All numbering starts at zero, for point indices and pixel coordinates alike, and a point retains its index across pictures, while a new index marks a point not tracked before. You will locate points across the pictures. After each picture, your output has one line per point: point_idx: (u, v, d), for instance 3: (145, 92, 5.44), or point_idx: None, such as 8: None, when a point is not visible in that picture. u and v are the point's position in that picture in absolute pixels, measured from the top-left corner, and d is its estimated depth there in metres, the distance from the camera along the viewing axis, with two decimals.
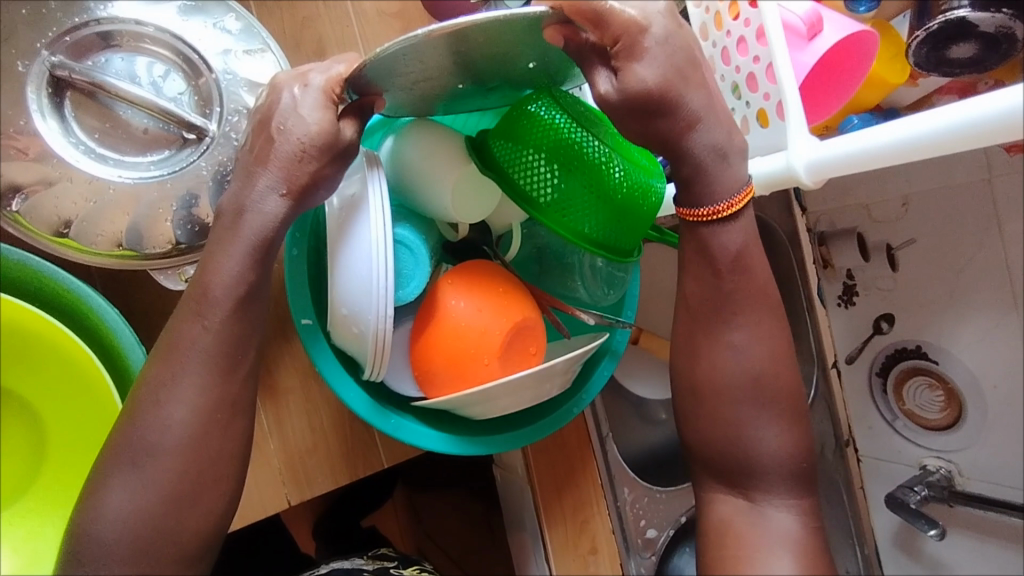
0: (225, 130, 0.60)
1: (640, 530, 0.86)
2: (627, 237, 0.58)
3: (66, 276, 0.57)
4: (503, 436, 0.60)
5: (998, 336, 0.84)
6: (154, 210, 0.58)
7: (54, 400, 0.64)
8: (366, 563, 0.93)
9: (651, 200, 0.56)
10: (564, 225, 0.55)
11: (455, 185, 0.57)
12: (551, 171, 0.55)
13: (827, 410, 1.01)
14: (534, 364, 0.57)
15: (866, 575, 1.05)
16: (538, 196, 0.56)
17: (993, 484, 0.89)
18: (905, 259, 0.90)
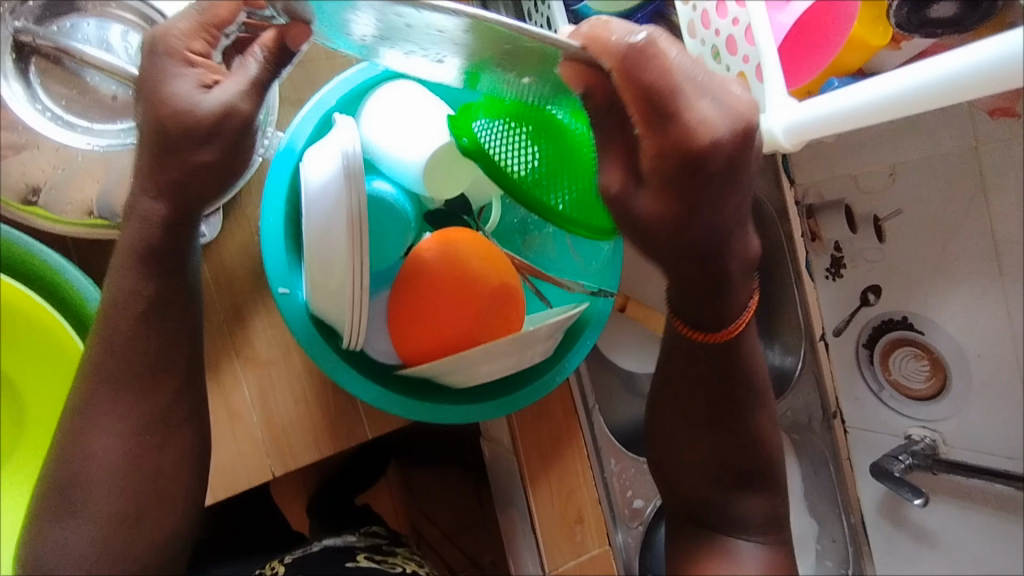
0: None
1: (627, 501, 0.87)
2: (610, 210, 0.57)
3: (37, 246, 0.58)
4: (487, 404, 0.60)
5: (982, 307, 0.84)
6: (124, 178, 0.58)
7: (26, 371, 0.65)
8: (358, 539, 0.95)
9: None
10: (541, 202, 0.54)
11: (430, 155, 0.55)
12: (530, 143, 0.53)
13: (815, 382, 1.03)
14: (516, 328, 0.58)
15: (851, 543, 1.08)
16: (515, 170, 0.54)
17: (975, 451, 0.89)
18: (892, 230, 0.90)
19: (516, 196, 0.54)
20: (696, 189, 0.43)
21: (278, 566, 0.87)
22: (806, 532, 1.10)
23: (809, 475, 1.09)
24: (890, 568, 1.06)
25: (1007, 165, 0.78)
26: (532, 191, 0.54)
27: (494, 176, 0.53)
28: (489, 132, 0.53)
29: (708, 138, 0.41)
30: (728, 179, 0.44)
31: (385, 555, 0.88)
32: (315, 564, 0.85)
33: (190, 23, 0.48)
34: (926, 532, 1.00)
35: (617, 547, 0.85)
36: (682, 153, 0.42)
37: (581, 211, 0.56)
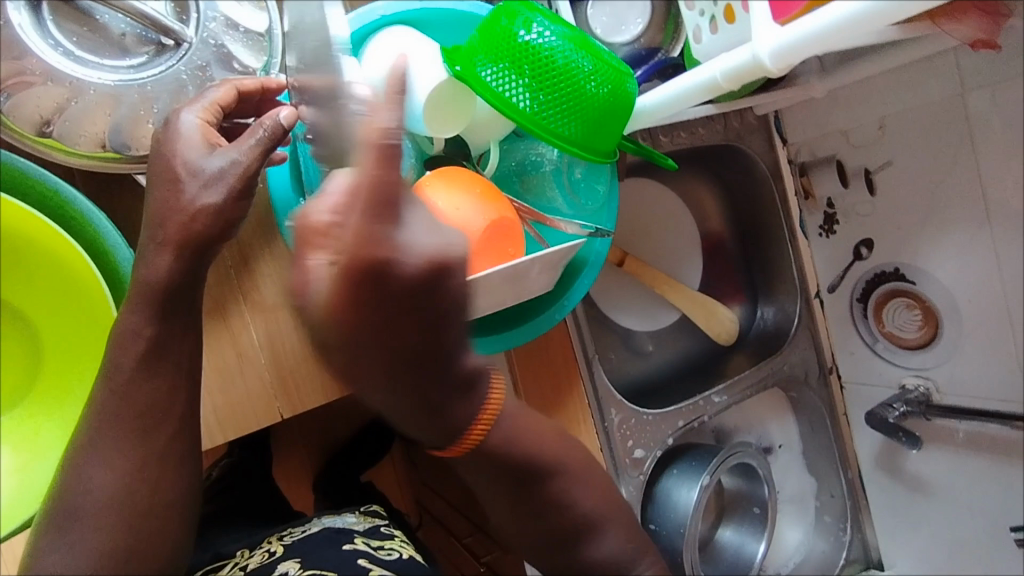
0: (202, 36, 0.61)
1: (628, 450, 0.86)
2: (604, 139, 0.61)
3: (43, 174, 0.60)
4: (489, 337, 0.65)
5: (973, 253, 0.85)
6: (135, 112, 0.60)
7: (52, 312, 0.68)
8: (356, 521, 0.92)
9: (622, 99, 0.59)
10: (541, 126, 0.57)
11: (431, 88, 0.56)
12: (519, 80, 0.56)
13: (810, 336, 1.06)
14: (518, 252, 0.61)
15: (850, 499, 1.10)
16: (519, 100, 0.56)
17: (968, 397, 0.90)
18: (882, 183, 0.93)
19: (524, 127, 0.57)
20: (408, 342, 0.26)
21: (277, 546, 0.85)
22: (806, 489, 1.12)
23: (808, 433, 1.11)
24: (889, 522, 1.08)
25: (992, 109, 0.78)
26: (539, 122, 0.57)
27: (502, 108, 0.56)
28: (482, 72, 0.56)
29: (426, 267, 0.25)
30: (442, 328, 0.27)
31: (383, 538, 0.86)
32: (309, 545, 0.83)
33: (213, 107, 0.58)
34: (922, 483, 1.01)
35: None
36: (389, 287, 0.25)
37: (578, 141, 0.59)
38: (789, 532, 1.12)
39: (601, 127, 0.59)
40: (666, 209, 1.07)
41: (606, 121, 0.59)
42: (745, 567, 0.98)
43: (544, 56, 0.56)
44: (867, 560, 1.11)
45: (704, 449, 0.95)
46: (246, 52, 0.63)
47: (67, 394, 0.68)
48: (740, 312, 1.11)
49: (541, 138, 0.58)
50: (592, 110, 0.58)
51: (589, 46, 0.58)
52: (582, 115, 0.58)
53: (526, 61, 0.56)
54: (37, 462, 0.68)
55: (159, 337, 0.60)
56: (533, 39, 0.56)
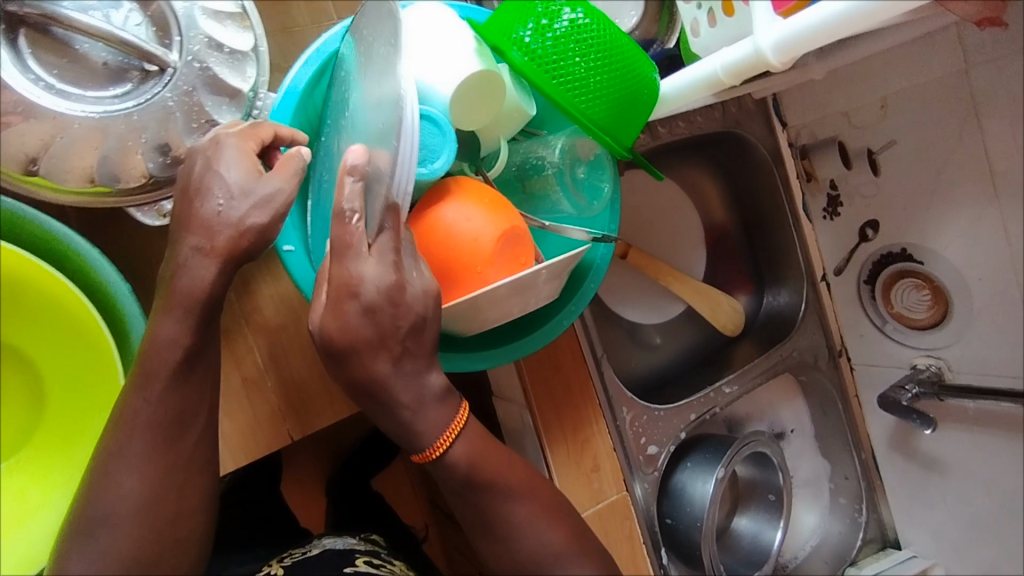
0: (188, 60, 0.59)
1: (641, 447, 0.84)
2: (629, 127, 0.59)
3: (35, 214, 0.59)
4: (501, 349, 0.65)
5: (982, 230, 0.84)
6: (124, 143, 0.59)
7: (50, 349, 0.67)
8: (358, 542, 0.94)
9: (645, 87, 0.58)
10: (572, 105, 0.55)
11: (458, 84, 0.55)
12: (550, 50, 0.55)
13: (818, 320, 1.06)
14: (531, 262, 0.60)
15: (865, 482, 1.10)
16: (554, 78, 0.54)
17: (981, 375, 0.89)
18: (886, 162, 0.92)
19: (551, 101, 0.54)
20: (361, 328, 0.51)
21: (278, 568, 0.86)
22: (819, 472, 1.12)
23: (819, 416, 1.11)
24: (904, 502, 1.08)
25: (998, 86, 0.77)
26: (569, 96, 0.55)
27: (539, 85, 0.54)
28: (512, 43, 0.54)
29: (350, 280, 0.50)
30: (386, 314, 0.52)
31: (383, 562, 0.88)
32: (314, 567, 0.84)
33: (263, 134, 0.56)
34: (936, 462, 1.00)
35: (636, 497, 0.83)
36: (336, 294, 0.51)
37: (607, 130, 0.57)
38: (805, 516, 1.12)
39: (628, 111, 0.57)
40: (669, 200, 1.06)
41: (630, 107, 0.57)
42: (764, 554, 0.98)
43: (577, 36, 0.55)
44: (884, 539, 1.10)
45: (717, 440, 0.94)
46: (233, 74, 0.62)
47: (76, 430, 0.67)
48: (746, 300, 1.11)
49: (572, 118, 0.55)
50: (625, 99, 0.57)
51: (613, 30, 0.57)
52: (612, 100, 0.56)
53: (557, 35, 0.55)
54: (41, 501, 0.67)
55: (186, 363, 0.56)
56: (566, 27, 0.55)
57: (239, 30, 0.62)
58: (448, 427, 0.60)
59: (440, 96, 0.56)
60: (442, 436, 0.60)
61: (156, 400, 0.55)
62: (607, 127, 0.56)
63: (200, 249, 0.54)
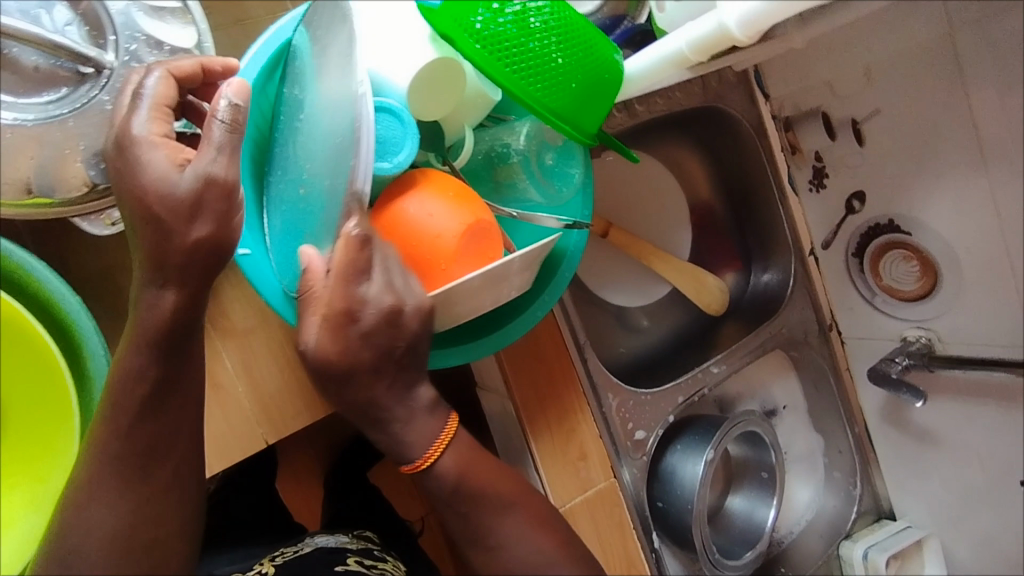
0: (125, 60, 0.58)
1: (629, 433, 0.84)
2: (590, 115, 0.57)
3: None
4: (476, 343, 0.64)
5: (968, 197, 0.82)
6: (62, 152, 0.57)
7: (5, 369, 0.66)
8: (350, 540, 0.94)
9: (607, 72, 0.56)
10: (527, 94, 0.53)
11: (414, 74, 0.53)
12: (504, 35, 0.52)
13: (807, 295, 1.04)
14: (500, 254, 0.58)
15: (859, 454, 1.10)
16: (507, 65, 0.52)
17: (971, 345, 0.88)
18: (870, 132, 0.89)
19: (506, 90, 0.52)
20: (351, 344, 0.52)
21: (268, 566, 0.85)
22: (813, 447, 1.11)
23: (812, 391, 1.10)
24: (899, 473, 1.07)
25: (982, 48, 0.74)
26: (524, 85, 0.53)
27: (493, 75, 0.52)
28: (464, 27, 0.51)
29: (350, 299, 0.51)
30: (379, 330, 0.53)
31: (375, 560, 0.89)
32: (306, 564, 0.84)
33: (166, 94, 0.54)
34: (928, 432, 0.99)
35: (625, 482, 0.83)
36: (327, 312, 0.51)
37: (566, 117, 0.55)
38: (799, 490, 1.11)
39: (589, 99, 0.56)
40: (653, 179, 1.03)
41: (590, 95, 0.55)
42: (757, 533, 0.97)
43: (530, 22, 0.53)
44: (879, 511, 1.10)
45: (707, 421, 0.93)
46: None
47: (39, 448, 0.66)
48: (734, 279, 1.09)
49: (530, 109, 0.54)
50: (586, 85, 0.55)
51: (570, 12, 0.55)
52: (573, 87, 0.54)
53: (509, 21, 0.53)
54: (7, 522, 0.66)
55: (147, 375, 0.55)
56: (520, 11, 0.53)
57: (181, 24, 0.61)
58: (438, 436, 0.62)
59: (396, 87, 0.54)
60: (431, 447, 0.61)
61: (122, 408, 0.55)
62: (567, 116, 0.55)
63: (151, 254, 0.52)
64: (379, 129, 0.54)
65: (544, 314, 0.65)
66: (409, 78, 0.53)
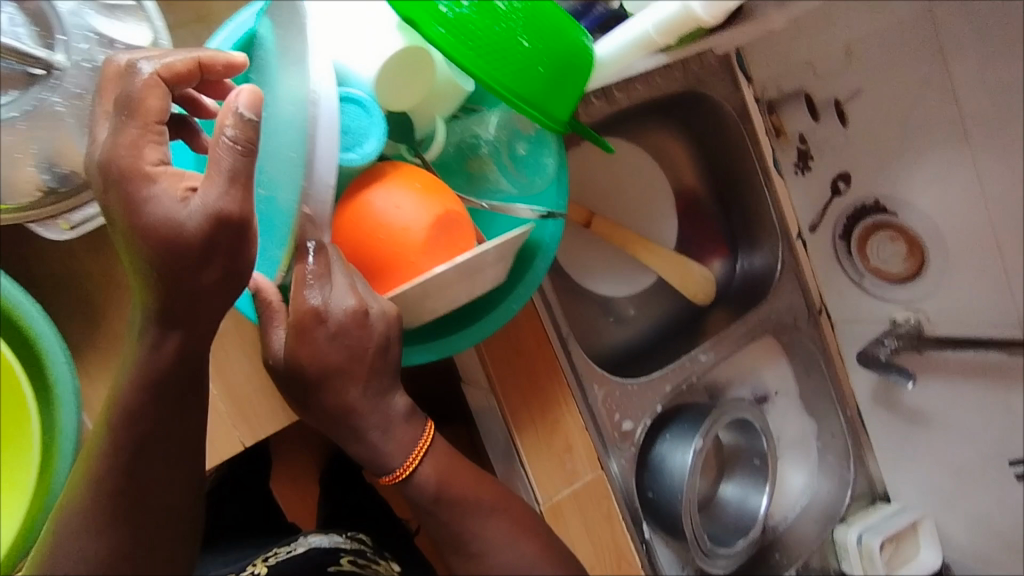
0: (75, 59, 0.57)
1: (615, 424, 0.83)
2: (560, 101, 0.56)
3: None
4: (450, 338, 0.63)
5: (953, 176, 0.82)
6: (13, 156, 0.56)
7: None
8: (345, 539, 0.92)
9: (575, 58, 0.55)
10: (495, 80, 0.51)
11: (379, 64, 0.52)
12: (471, 17, 0.50)
13: (795, 279, 1.03)
14: (472, 245, 0.56)
15: (851, 439, 1.09)
16: (472, 49, 0.50)
17: (959, 325, 0.87)
18: (854, 111, 0.89)
19: (472, 75, 0.51)
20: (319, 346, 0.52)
21: (260, 568, 0.85)
22: (806, 432, 1.10)
23: (803, 377, 1.09)
24: (892, 455, 1.07)
25: (964, 23, 0.74)
26: (491, 70, 0.51)
27: (459, 59, 0.50)
28: (428, 10, 0.49)
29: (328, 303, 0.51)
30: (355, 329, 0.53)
31: (368, 561, 0.89)
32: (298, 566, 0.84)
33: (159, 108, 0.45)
34: (920, 414, 0.99)
35: (612, 474, 0.82)
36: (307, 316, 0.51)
37: (535, 102, 0.54)
38: (793, 476, 1.10)
39: (559, 83, 0.54)
40: (636, 167, 1.01)
41: (559, 81, 0.54)
42: (750, 520, 0.97)
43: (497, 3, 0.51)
44: (873, 493, 1.10)
45: (698, 410, 0.93)
46: None
47: None
48: (722, 265, 1.08)
49: (499, 95, 0.52)
50: (557, 72, 0.54)
51: None
52: (542, 72, 0.53)
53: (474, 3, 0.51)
54: None
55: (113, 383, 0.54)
56: None
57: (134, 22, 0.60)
58: (416, 445, 0.61)
59: (361, 78, 0.53)
60: (410, 457, 0.61)
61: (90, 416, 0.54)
62: (536, 104, 0.54)
63: None
64: (346, 120, 0.52)
65: (522, 305, 0.64)
66: (376, 65, 0.52)
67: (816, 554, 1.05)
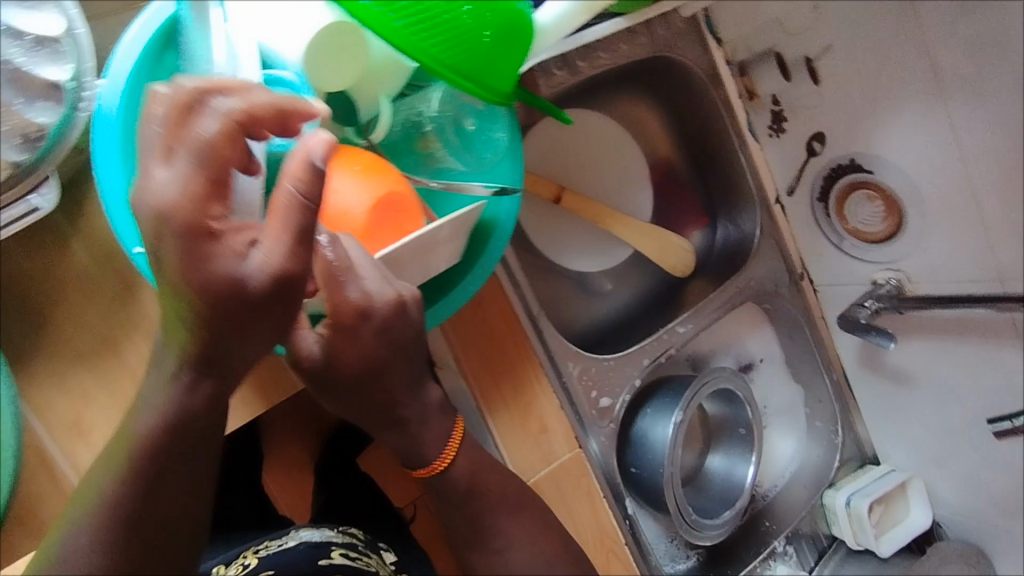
0: None
1: (593, 401, 0.82)
2: (499, 72, 0.53)
3: None
4: None
5: (925, 129, 0.80)
6: None
7: None
8: (336, 533, 0.91)
9: (512, 24, 0.51)
10: (423, 52, 0.49)
11: (307, 44, 0.49)
12: None
13: (775, 244, 1.01)
14: (419, 226, 0.55)
15: (838, 403, 1.07)
16: (397, 19, 0.48)
17: (941, 282, 0.85)
18: (825, 68, 0.86)
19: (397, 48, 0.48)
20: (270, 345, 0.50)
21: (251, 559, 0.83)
22: (794, 398, 1.09)
23: (787, 342, 1.07)
24: (879, 417, 1.05)
25: None
26: (418, 41, 0.49)
27: (382, 32, 0.48)
28: None
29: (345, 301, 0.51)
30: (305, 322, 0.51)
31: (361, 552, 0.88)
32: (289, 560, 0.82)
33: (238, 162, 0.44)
34: (906, 375, 0.97)
35: (592, 452, 0.82)
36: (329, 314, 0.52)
37: (470, 74, 0.51)
38: (782, 443, 1.09)
39: (494, 52, 0.52)
40: (607, 138, 0.99)
41: (495, 50, 0.52)
42: (736, 491, 0.97)
43: None
44: (863, 457, 1.09)
45: (679, 382, 0.91)
46: (45, 65, 0.51)
47: None
48: (701, 235, 1.05)
49: (429, 68, 0.50)
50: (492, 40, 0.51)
51: None
52: (474, 42, 0.50)
53: None
54: None
55: None
56: None
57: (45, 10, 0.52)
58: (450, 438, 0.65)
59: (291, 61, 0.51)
60: (444, 450, 0.65)
61: None
62: (470, 72, 0.51)
63: None
64: None
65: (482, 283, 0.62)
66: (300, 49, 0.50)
67: (806, 521, 1.04)
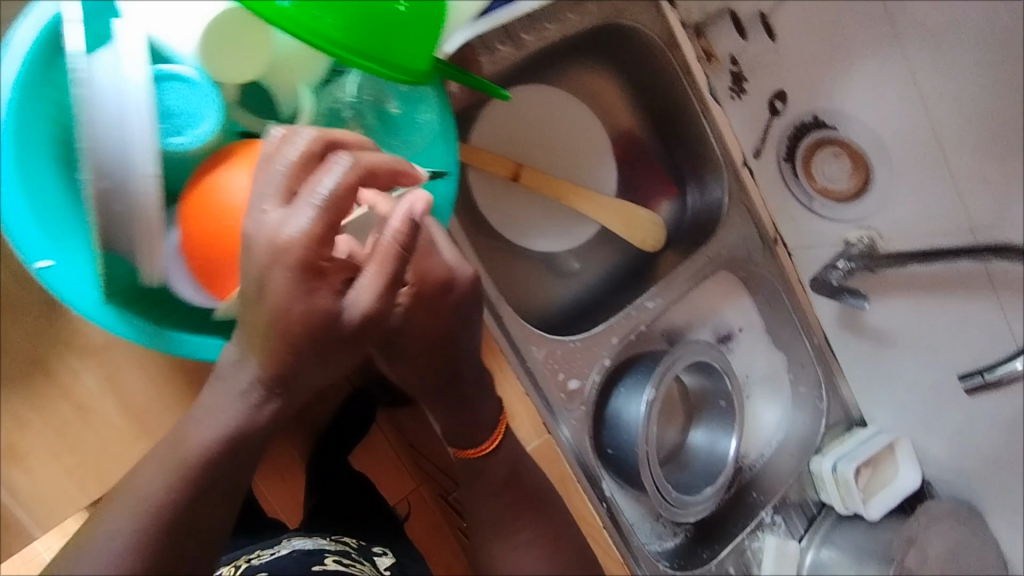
0: None
1: (561, 384, 0.81)
2: (406, 49, 0.51)
3: None
4: None
5: (885, 79, 0.79)
6: None
7: None
8: (329, 541, 0.83)
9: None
10: (314, 32, 0.46)
11: (201, 31, 0.46)
12: None
13: (746, 210, 0.97)
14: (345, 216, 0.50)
15: (821, 368, 1.05)
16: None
17: (914, 236, 0.83)
18: (780, 24, 0.83)
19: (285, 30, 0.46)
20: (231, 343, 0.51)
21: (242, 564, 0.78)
22: (776, 365, 1.06)
23: (765, 310, 1.04)
24: (863, 379, 1.03)
25: None
26: (308, 21, 0.46)
27: (266, 14, 0.45)
28: None
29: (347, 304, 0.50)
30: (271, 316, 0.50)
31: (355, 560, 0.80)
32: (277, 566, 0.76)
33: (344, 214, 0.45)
34: (886, 335, 0.95)
35: (563, 439, 0.80)
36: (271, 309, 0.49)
37: (371, 53, 0.49)
38: (767, 412, 1.06)
39: (395, 28, 0.49)
40: (563, 111, 0.95)
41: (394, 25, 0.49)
42: (719, 465, 0.95)
43: None
44: (849, 420, 1.07)
45: (653, 357, 0.89)
46: None
47: None
48: (670, 206, 1.02)
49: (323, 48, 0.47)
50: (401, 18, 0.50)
51: None
52: (370, 17, 0.48)
53: None
54: None
55: None
56: None
57: None
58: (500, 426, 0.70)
59: (183, 52, 0.47)
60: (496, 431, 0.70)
61: None
62: (370, 52, 0.49)
63: None
64: (170, 98, 0.49)
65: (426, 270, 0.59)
66: (192, 39, 0.47)
67: (794, 488, 1.02)
